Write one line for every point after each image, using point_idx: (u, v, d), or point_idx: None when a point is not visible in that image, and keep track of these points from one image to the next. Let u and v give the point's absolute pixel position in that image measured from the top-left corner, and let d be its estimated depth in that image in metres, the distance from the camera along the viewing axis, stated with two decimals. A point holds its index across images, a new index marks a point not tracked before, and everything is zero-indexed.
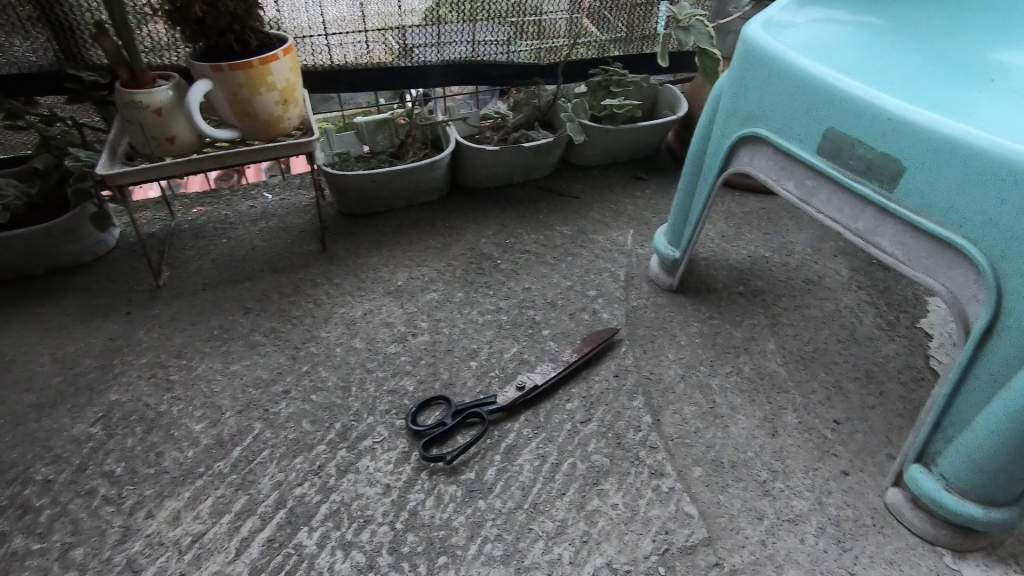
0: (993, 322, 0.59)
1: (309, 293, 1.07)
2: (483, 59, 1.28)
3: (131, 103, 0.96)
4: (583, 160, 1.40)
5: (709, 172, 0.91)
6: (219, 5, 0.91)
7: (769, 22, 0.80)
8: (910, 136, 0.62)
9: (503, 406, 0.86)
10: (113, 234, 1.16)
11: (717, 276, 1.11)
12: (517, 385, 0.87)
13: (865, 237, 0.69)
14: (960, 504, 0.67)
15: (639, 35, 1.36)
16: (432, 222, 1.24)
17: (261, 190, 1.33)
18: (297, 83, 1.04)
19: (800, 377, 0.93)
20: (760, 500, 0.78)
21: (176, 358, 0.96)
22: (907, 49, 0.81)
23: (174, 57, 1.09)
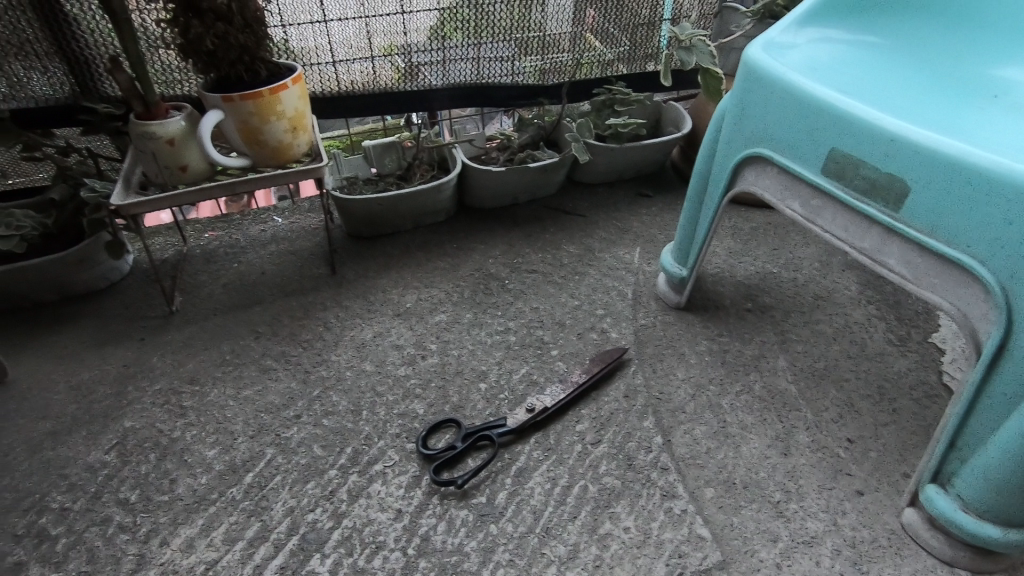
0: (1004, 341, 0.59)
1: (320, 316, 1.09)
2: (487, 81, 1.30)
3: (144, 135, 0.98)
4: (589, 179, 1.41)
5: (715, 191, 0.92)
6: (231, 38, 0.94)
7: (770, 44, 0.80)
8: (914, 157, 0.62)
9: (512, 428, 0.86)
10: (126, 260, 1.18)
11: (725, 292, 1.11)
12: (526, 407, 0.87)
13: (872, 257, 0.69)
14: (978, 525, 0.67)
15: (641, 54, 1.37)
16: (440, 243, 1.26)
17: (270, 214, 1.35)
18: (306, 110, 1.06)
19: (811, 395, 0.92)
20: (773, 522, 0.77)
21: (189, 384, 0.97)
22: (909, 66, 0.82)
23: (186, 87, 1.11)
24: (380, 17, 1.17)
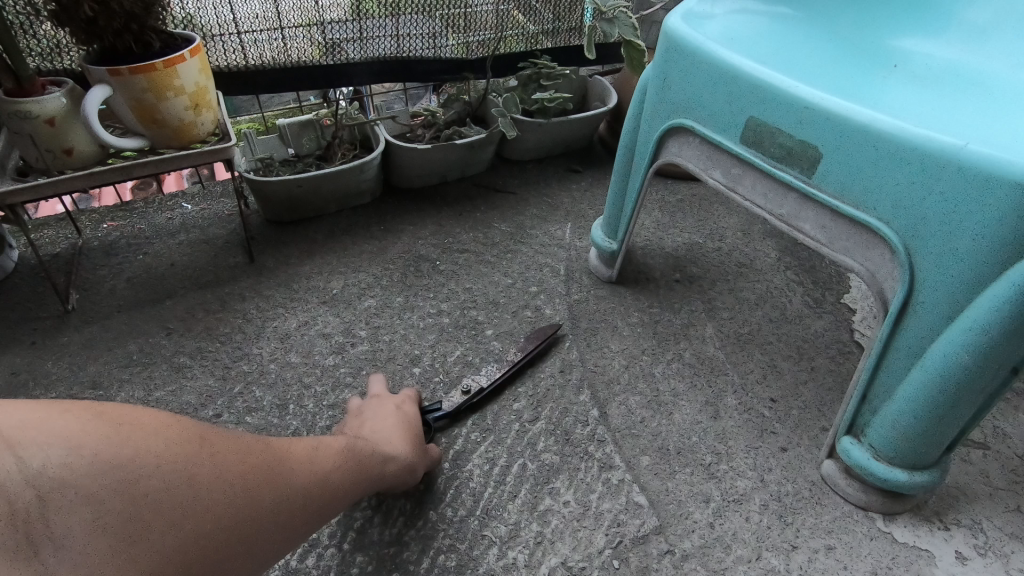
0: (908, 297, 0.62)
1: (238, 308, 1.02)
2: (409, 55, 1.24)
3: (18, 114, 0.87)
4: (518, 155, 1.39)
5: (640, 163, 0.92)
6: (113, 4, 0.84)
7: (688, 14, 0.81)
8: (825, 124, 0.64)
9: (448, 412, 0.85)
10: (9, 256, 1.06)
11: (654, 264, 1.12)
12: (462, 389, 0.87)
13: (789, 222, 0.72)
14: (888, 471, 0.71)
15: (566, 27, 1.35)
16: (366, 225, 1.20)
17: (178, 200, 1.25)
18: (208, 85, 0.97)
19: (737, 359, 0.95)
20: (706, 484, 0.79)
21: (91, 389, 0.89)
22: (820, 37, 0.84)
23: (67, 61, 1.00)
24: None
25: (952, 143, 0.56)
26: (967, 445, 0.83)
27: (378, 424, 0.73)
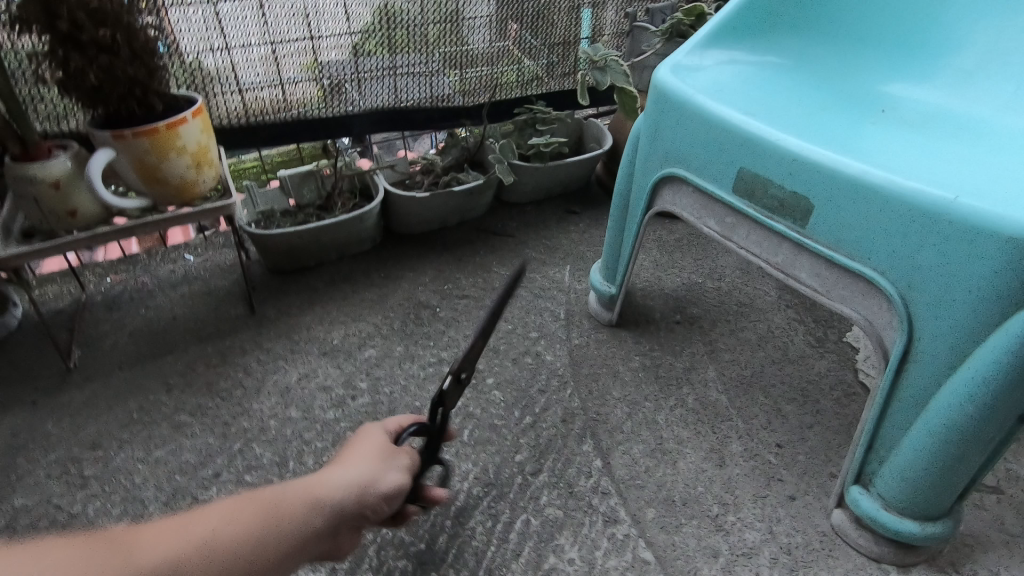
0: (908, 348, 0.62)
1: (239, 361, 1.02)
2: (406, 105, 1.27)
3: (23, 179, 0.89)
4: (516, 198, 1.41)
5: (636, 210, 0.93)
6: (118, 71, 0.87)
7: (677, 67, 0.83)
8: (815, 176, 0.65)
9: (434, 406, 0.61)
10: (13, 314, 1.07)
11: (654, 306, 1.12)
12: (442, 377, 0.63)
13: (785, 271, 0.72)
14: (899, 522, 0.70)
15: (560, 73, 1.39)
16: (366, 273, 1.21)
17: (181, 252, 1.26)
18: (209, 143, 1.00)
19: (741, 403, 0.94)
20: (713, 537, 0.78)
21: (91, 450, 0.88)
22: (808, 84, 0.86)
23: (72, 123, 1.03)
24: (288, 43, 1.11)
25: (943, 196, 0.56)
26: (979, 490, 0.82)
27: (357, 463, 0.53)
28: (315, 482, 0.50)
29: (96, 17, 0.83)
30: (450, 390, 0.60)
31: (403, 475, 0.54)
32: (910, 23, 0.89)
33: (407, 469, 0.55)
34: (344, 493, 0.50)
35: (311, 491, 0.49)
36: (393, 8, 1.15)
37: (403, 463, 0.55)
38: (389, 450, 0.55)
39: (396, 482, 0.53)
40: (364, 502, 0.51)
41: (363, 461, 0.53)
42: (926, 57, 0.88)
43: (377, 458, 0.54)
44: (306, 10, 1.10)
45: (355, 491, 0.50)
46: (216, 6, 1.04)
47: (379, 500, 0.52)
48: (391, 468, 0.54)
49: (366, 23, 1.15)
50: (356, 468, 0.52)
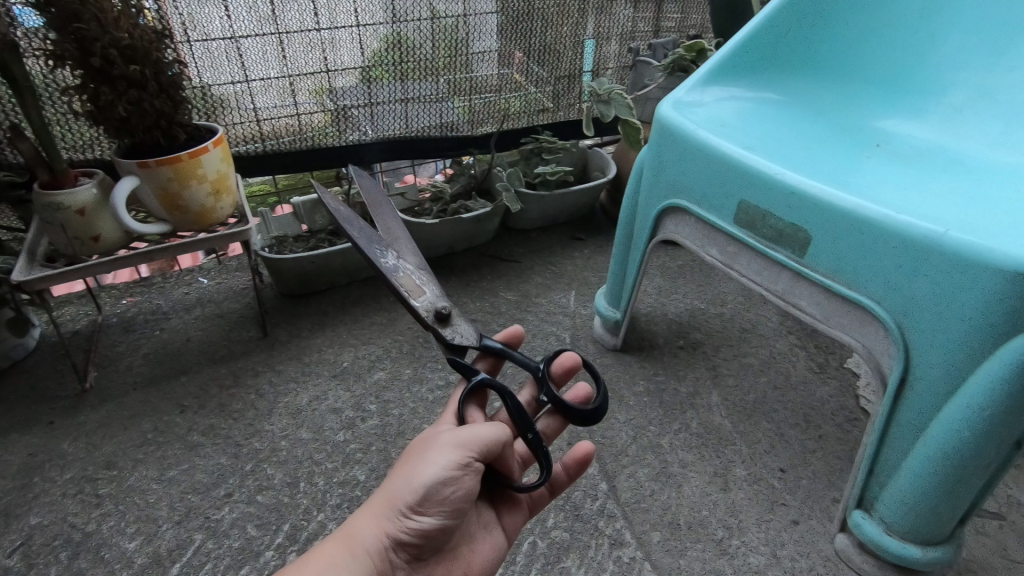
0: (905, 375, 0.64)
1: (251, 383, 1.04)
2: (418, 134, 1.32)
3: (51, 205, 0.92)
4: (522, 225, 1.44)
5: (640, 238, 0.96)
6: (145, 104, 0.91)
7: (679, 103, 0.87)
8: (812, 209, 0.68)
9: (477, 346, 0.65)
10: (32, 335, 1.10)
11: (658, 331, 1.15)
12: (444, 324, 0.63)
13: (786, 299, 0.75)
14: (902, 547, 0.71)
15: (565, 104, 1.45)
16: (376, 296, 1.24)
17: (195, 275, 1.30)
18: (228, 171, 1.03)
19: (744, 428, 0.96)
20: (718, 560, 0.79)
21: (105, 469, 0.90)
22: (805, 120, 0.90)
23: (97, 151, 1.08)
24: (304, 76, 1.16)
25: (934, 230, 0.59)
26: (981, 516, 0.83)
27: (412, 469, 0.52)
28: (376, 499, 0.52)
29: (126, 54, 0.87)
30: (445, 331, 0.63)
31: (458, 457, 0.51)
32: (903, 62, 0.93)
33: (453, 448, 0.51)
34: (403, 504, 0.50)
35: (377, 510, 0.51)
36: (406, 42, 1.20)
37: (449, 445, 0.52)
38: (431, 444, 0.53)
39: (451, 470, 0.51)
40: (426, 506, 0.50)
41: (414, 461, 0.52)
42: (920, 95, 0.92)
43: (424, 454, 0.52)
44: (322, 45, 1.14)
45: (412, 499, 0.50)
46: (237, 41, 1.08)
47: (447, 495, 0.51)
48: (442, 459, 0.51)
49: (379, 56, 1.19)
50: (412, 468, 0.51)
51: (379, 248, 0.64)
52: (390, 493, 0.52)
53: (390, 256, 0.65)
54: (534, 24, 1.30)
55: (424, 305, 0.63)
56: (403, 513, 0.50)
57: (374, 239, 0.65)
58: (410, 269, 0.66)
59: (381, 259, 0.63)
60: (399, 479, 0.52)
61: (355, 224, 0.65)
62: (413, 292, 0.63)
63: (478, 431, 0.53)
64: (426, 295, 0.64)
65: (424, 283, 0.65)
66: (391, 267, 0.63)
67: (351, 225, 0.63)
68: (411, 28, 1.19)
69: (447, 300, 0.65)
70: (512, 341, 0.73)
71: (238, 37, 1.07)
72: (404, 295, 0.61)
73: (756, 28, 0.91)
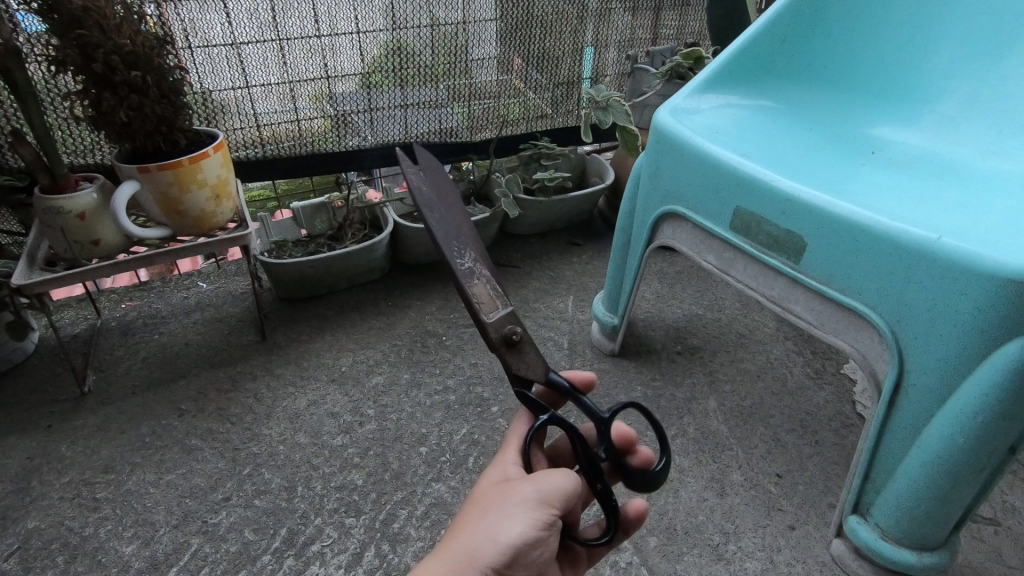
0: (899, 380, 0.65)
1: (249, 387, 1.04)
2: (417, 139, 1.33)
3: (51, 209, 0.92)
4: (521, 230, 1.45)
5: (637, 244, 0.96)
6: (146, 109, 0.91)
7: (676, 110, 0.87)
8: (808, 216, 0.69)
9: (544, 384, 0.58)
10: (31, 339, 1.10)
11: (655, 336, 1.15)
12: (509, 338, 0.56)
13: (781, 304, 0.75)
14: (897, 552, 0.71)
15: (563, 111, 1.45)
16: (375, 301, 1.24)
17: (194, 279, 1.30)
18: (228, 176, 1.04)
19: (741, 433, 0.96)
20: (715, 566, 0.79)
21: (103, 473, 0.90)
22: (800, 127, 0.91)
23: (98, 156, 1.08)
24: (304, 82, 1.17)
25: (926, 236, 0.60)
26: (976, 522, 0.83)
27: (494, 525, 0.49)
28: (453, 555, 0.48)
29: (128, 60, 0.87)
30: (512, 359, 0.57)
31: (545, 515, 0.50)
32: (897, 71, 0.94)
33: (539, 505, 0.50)
34: (488, 563, 0.48)
35: (454, 567, 0.48)
36: (405, 49, 1.21)
37: (536, 501, 0.50)
38: (511, 496, 0.50)
39: (538, 529, 0.49)
40: (511, 564, 0.49)
41: (491, 513, 0.50)
42: (914, 102, 0.93)
43: (507, 508, 0.50)
44: (322, 52, 1.15)
45: (500, 559, 0.48)
46: (238, 47, 1.08)
47: (532, 553, 0.50)
48: (531, 517, 0.49)
49: (379, 63, 1.20)
50: (493, 522, 0.49)
51: (457, 245, 0.55)
52: (469, 549, 0.48)
53: (467, 257, 0.55)
54: (533, 31, 1.31)
55: (495, 325, 0.55)
56: (487, 573, 0.48)
57: (453, 232, 0.55)
58: (487, 274, 0.57)
59: (456, 260, 0.54)
60: (478, 534, 0.49)
61: (438, 207, 0.55)
62: (484, 306, 0.55)
63: (563, 484, 0.51)
64: (499, 314, 0.56)
65: (503, 296, 0.57)
66: (466, 272, 0.54)
67: (432, 208, 0.54)
68: (411, 35, 1.20)
69: (521, 320, 0.57)
70: (582, 387, 0.64)
71: (239, 43, 1.08)
72: (476, 310, 0.54)
73: (754, 35, 0.92)
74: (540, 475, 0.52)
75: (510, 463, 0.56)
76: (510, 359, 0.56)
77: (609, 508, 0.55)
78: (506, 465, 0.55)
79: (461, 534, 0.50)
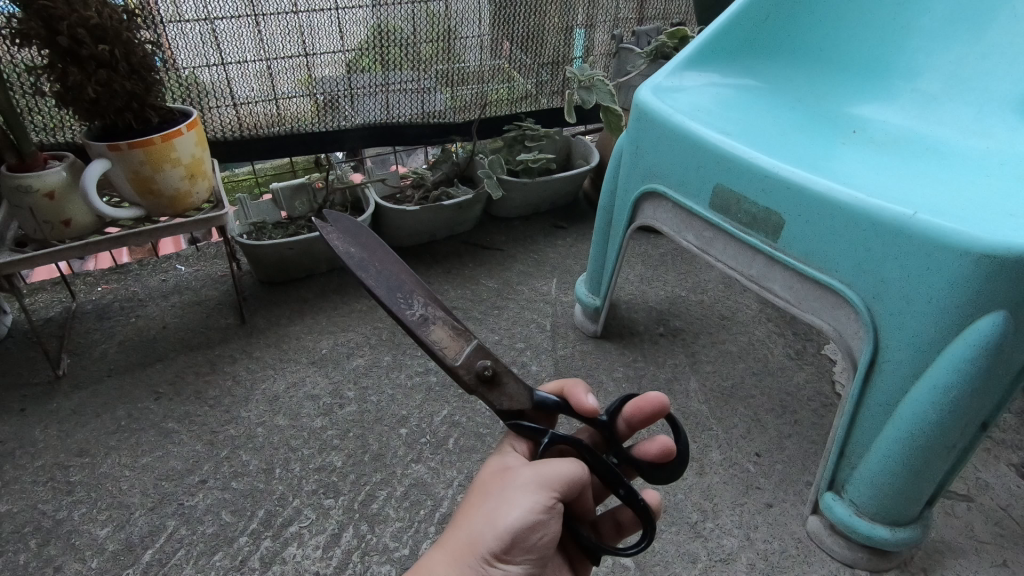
0: (874, 357, 0.65)
1: (228, 369, 1.03)
2: (399, 120, 1.30)
3: (19, 188, 0.90)
4: (505, 213, 1.43)
5: (619, 224, 0.96)
6: (116, 85, 0.89)
7: (658, 88, 0.87)
8: (786, 192, 0.68)
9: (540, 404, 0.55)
10: (3, 322, 1.08)
11: (638, 318, 1.15)
12: (481, 372, 0.52)
13: (759, 283, 0.75)
14: (871, 528, 0.72)
15: (548, 92, 1.44)
16: (357, 284, 1.23)
17: (172, 262, 1.28)
18: (203, 155, 1.02)
19: (721, 413, 0.97)
20: (693, 543, 0.79)
21: (77, 456, 0.89)
22: (783, 106, 0.90)
23: (68, 134, 1.06)
24: (282, 60, 1.14)
25: (902, 212, 0.60)
26: (950, 498, 0.84)
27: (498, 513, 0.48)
28: (456, 545, 0.48)
29: (96, 33, 0.85)
30: (492, 395, 0.53)
31: (545, 497, 0.49)
32: (880, 50, 0.93)
33: (540, 487, 0.49)
34: (489, 549, 0.47)
35: (455, 554, 0.48)
36: (388, 28, 1.19)
37: (535, 484, 0.49)
38: (512, 482, 0.50)
39: (539, 512, 0.48)
40: (513, 551, 0.48)
41: (494, 500, 0.50)
42: (897, 81, 0.92)
43: (508, 493, 0.49)
44: (301, 29, 1.12)
45: (500, 545, 0.47)
46: (213, 23, 1.06)
47: (535, 539, 0.48)
48: (529, 500, 0.48)
49: (360, 42, 1.18)
50: (496, 508, 0.49)
51: (403, 295, 0.50)
52: (471, 537, 0.48)
53: (416, 303, 0.50)
54: (518, 10, 1.30)
55: (465, 365, 0.51)
56: (487, 560, 0.47)
57: (395, 283, 0.50)
58: (443, 314, 0.52)
59: (405, 311, 0.49)
60: (480, 520, 0.49)
61: (374, 265, 0.50)
62: (449, 349, 0.51)
63: (562, 466, 0.50)
64: (466, 351, 0.52)
65: (465, 331, 0.52)
66: (419, 321, 0.49)
67: (366, 269, 0.49)
68: (393, 13, 1.18)
69: (490, 351, 0.53)
70: (589, 417, 0.57)
71: (213, 19, 1.05)
72: (439, 356, 0.50)
73: (738, 12, 0.91)
74: (540, 462, 0.51)
75: (509, 454, 0.56)
76: (491, 396, 0.53)
77: (639, 511, 0.54)
78: (504, 455, 0.56)
79: (462, 521, 0.50)
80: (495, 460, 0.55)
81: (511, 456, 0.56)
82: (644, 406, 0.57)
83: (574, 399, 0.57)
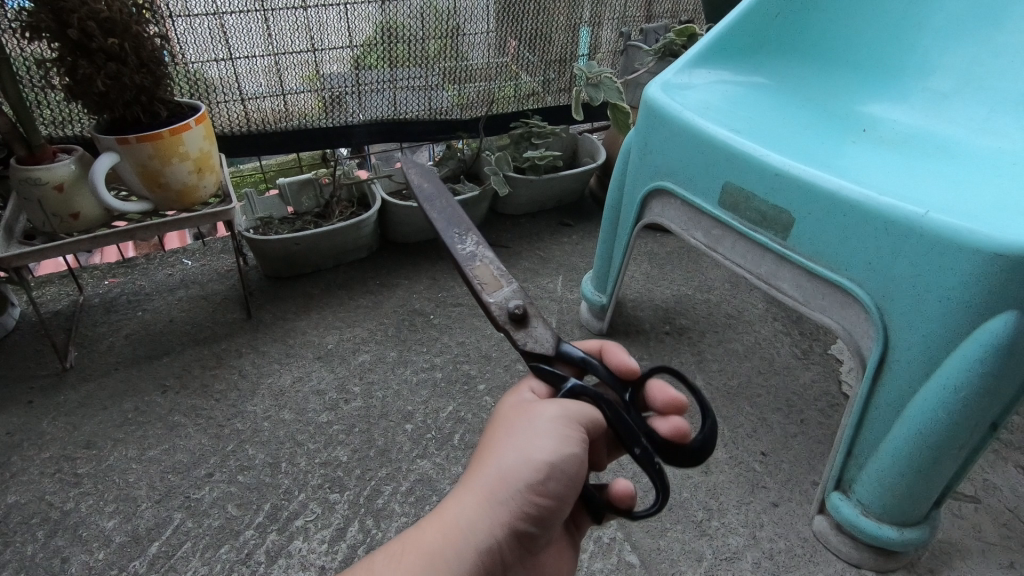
0: (884, 357, 0.64)
1: (234, 363, 1.03)
2: (406, 117, 1.30)
3: (28, 180, 0.90)
4: (512, 209, 1.43)
5: (626, 221, 0.95)
6: (125, 79, 0.89)
7: (667, 85, 0.86)
8: (797, 191, 0.68)
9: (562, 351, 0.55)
10: (11, 315, 1.08)
11: (644, 316, 1.15)
12: (513, 313, 0.54)
13: (768, 281, 0.75)
14: (878, 528, 0.71)
15: (554, 89, 1.44)
16: (362, 280, 1.23)
17: (179, 256, 1.28)
18: (211, 150, 1.02)
19: (727, 412, 0.96)
20: (697, 542, 0.79)
21: (84, 449, 0.89)
22: (793, 105, 0.89)
23: (77, 128, 1.06)
24: (290, 56, 1.14)
25: (915, 211, 0.59)
26: (957, 499, 0.84)
27: (527, 446, 0.47)
28: (485, 480, 0.46)
29: (105, 26, 0.85)
30: (519, 335, 0.54)
31: (574, 432, 0.49)
32: (893, 49, 0.93)
33: (566, 419, 0.49)
34: (524, 482, 0.46)
35: (486, 492, 0.46)
36: (394, 25, 1.18)
37: (563, 417, 0.49)
38: (538, 416, 0.49)
39: (570, 443, 0.47)
40: (547, 482, 0.46)
41: (520, 435, 0.48)
42: (909, 82, 0.92)
43: (537, 426, 0.48)
44: (309, 25, 1.12)
45: (536, 477, 0.46)
46: (221, 17, 1.06)
47: (569, 470, 0.47)
48: (561, 434, 0.48)
49: (367, 39, 1.17)
50: (523, 440, 0.48)
51: (457, 232, 0.57)
52: (500, 472, 0.46)
53: (469, 241, 0.57)
54: (526, 8, 1.29)
55: (497, 304, 0.55)
56: (524, 494, 0.45)
57: (455, 220, 0.58)
58: (492, 256, 0.57)
59: (455, 245, 0.56)
60: (510, 453, 0.47)
61: (441, 202, 0.60)
62: (487, 286, 0.55)
63: (590, 411, 0.50)
64: (501, 292, 0.55)
65: (508, 275, 0.56)
66: (465, 256, 0.56)
67: (432, 204, 0.59)
68: (400, 10, 1.17)
69: (527, 296, 0.55)
70: (626, 378, 0.56)
71: (222, 13, 1.05)
72: (476, 290, 0.55)
73: (748, 11, 0.91)
74: (565, 401, 0.51)
75: (527, 392, 0.55)
76: (517, 336, 0.54)
77: (654, 472, 0.51)
78: (520, 393, 0.54)
79: (485, 458, 0.48)
80: (511, 399, 0.54)
81: (527, 394, 0.54)
82: (666, 392, 0.55)
83: (611, 357, 0.57)
